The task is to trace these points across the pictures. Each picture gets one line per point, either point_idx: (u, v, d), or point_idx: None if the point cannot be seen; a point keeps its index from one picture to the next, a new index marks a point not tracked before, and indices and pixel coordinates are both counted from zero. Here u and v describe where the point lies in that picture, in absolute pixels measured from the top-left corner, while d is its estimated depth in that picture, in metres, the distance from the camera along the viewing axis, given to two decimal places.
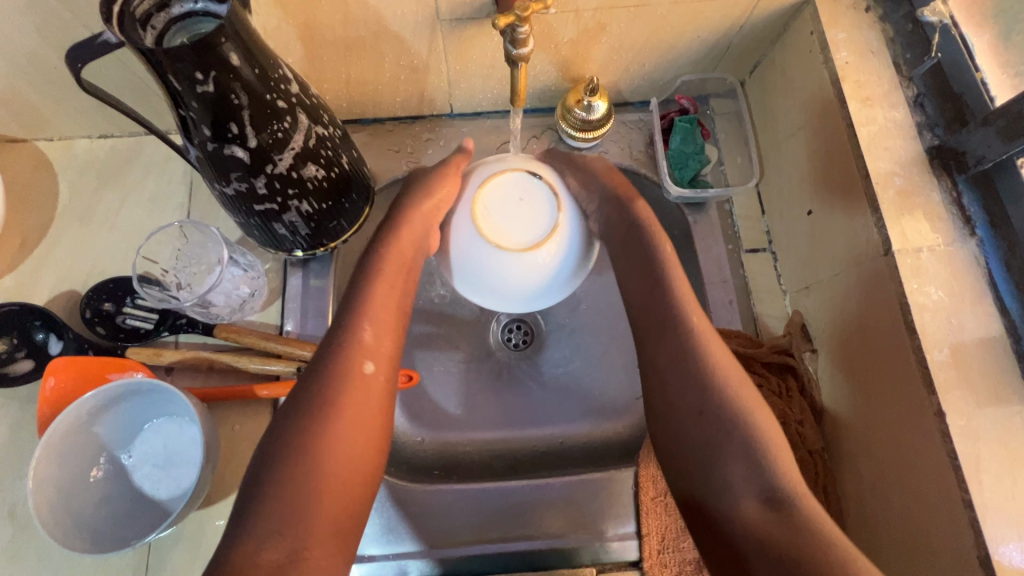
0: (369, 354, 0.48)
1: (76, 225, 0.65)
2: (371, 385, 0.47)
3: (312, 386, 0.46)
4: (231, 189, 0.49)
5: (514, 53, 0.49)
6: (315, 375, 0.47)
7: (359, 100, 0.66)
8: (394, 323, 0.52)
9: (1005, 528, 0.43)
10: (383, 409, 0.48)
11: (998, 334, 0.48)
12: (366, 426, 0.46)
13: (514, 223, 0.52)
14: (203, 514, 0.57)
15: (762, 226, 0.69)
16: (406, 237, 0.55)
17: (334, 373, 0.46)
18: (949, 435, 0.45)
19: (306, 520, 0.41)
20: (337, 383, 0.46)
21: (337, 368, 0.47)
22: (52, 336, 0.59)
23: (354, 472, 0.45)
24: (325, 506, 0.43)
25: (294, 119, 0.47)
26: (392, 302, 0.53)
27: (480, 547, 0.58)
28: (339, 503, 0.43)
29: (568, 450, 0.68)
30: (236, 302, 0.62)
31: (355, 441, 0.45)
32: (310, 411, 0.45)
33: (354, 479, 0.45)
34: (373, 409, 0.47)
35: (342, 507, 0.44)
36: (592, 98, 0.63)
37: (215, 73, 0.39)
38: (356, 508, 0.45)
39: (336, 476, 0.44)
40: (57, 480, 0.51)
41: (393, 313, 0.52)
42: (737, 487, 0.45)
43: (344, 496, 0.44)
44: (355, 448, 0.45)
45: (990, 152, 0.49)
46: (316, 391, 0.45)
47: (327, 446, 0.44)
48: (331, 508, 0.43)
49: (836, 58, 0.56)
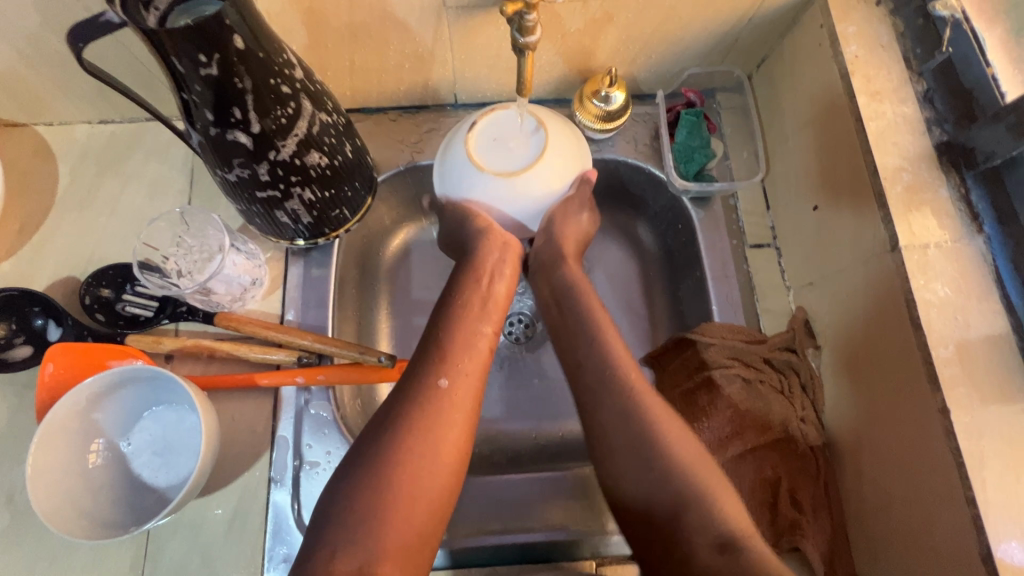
0: (447, 372, 0.50)
1: (76, 211, 0.64)
2: (449, 403, 0.48)
3: (393, 407, 0.48)
4: (233, 175, 0.48)
5: (521, 41, 0.47)
6: (394, 399, 0.48)
7: (363, 88, 0.65)
8: (480, 346, 0.53)
9: (1008, 526, 0.43)
10: (468, 429, 0.48)
11: (1005, 332, 0.47)
12: (450, 445, 0.47)
13: (500, 154, 0.53)
14: (202, 503, 0.56)
15: (767, 221, 0.68)
16: (488, 263, 0.56)
17: (414, 393, 0.48)
18: (953, 431, 0.45)
19: (376, 534, 0.42)
20: (414, 404, 0.47)
21: (414, 389, 0.48)
22: (50, 322, 0.58)
23: (433, 492, 0.45)
24: (399, 520, 0.43)
25: (298, 105, 0.46)
26: (474, 327, 0.54)
27: (482, 539, 0.57)
28: (419, 522, 0.44)
29: (569, 444, 0.67)
30: (237, 291, 0.61)
31: (436, 459, 0.46)
32: (384, 432, 0.46)
33: (437, 495, 0.45)
34: (456, 428, 0.48)
35: (416, 525, 0.44)
36: (610, 88, 0.63)
37: (218, 55, 0.39)
38: (436, 526, 0.45)
39: (414, 492, 0.44)
40: (56, 465, 0.51)
41: (477, 334, 0.53)
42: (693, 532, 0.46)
43: (423, 510, 0.44)
44: (438, 467, 0.46)
45: (999, 148, 0.48)
46: (410, 399, 0.48)
47: (399, 465, 0.44)
48: (406, 523, 0.43)
49: (845, 52, 0.56)
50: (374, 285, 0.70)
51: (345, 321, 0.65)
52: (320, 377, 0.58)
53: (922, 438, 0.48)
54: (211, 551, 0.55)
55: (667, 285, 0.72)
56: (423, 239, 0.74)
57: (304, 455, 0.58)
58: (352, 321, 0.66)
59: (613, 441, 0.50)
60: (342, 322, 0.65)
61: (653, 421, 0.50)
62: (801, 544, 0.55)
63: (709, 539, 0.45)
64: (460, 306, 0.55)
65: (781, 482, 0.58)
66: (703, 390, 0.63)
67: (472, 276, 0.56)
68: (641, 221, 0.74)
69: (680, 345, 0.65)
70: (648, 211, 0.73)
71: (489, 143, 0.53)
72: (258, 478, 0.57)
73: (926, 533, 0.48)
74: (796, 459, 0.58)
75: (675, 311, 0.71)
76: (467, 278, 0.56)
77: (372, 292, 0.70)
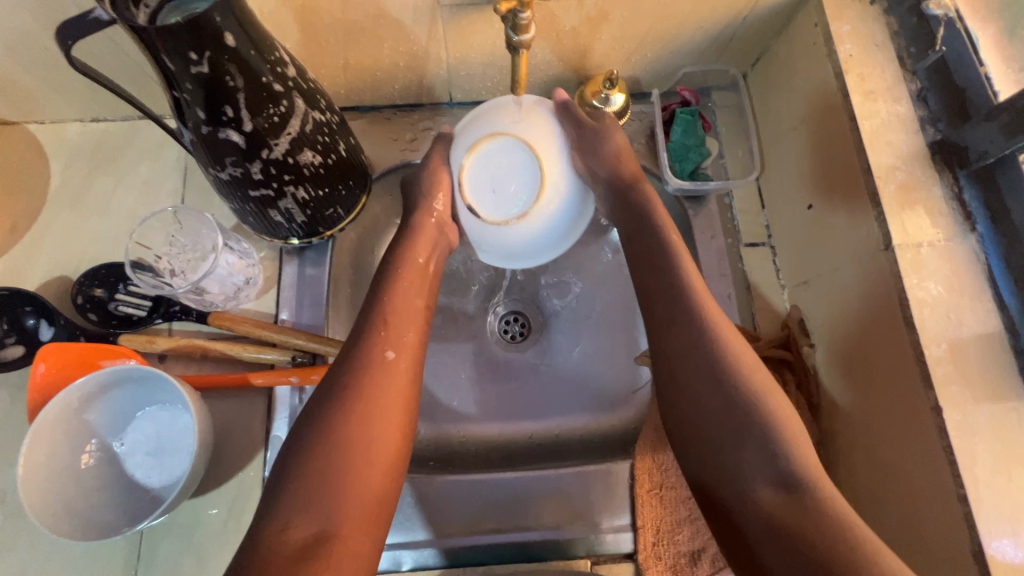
0: (389, 343, 0.49)
1: (68, 210, 0.64)
2: (393, 373, 0.48)
3: (338, 378, 0.47)
4: (225, 174, 0.48)
5: (515, 39, 0.47)
6: (339, 369, 0.48)
7: (357, 86, 0.65)
8: (417, 318, 0.53)
9: (1000, 523, 0.43)
10: (409, 399, 0.49)
11: (997, 330, 0.48)
12: (393, 415, 0.47)
13: (492, 166, 0.52)
14: (196, 503, 0.56)
15: (761, 220, 0.68)
16: (422, 240, 0.56)
17: (357, 362, 0.48)
18: (946, 430, 0.45)
19: (333, 500, 0.42)
20: (357, 373, 0.47)
21: (356, 359, 0.48)
22: (43, 322, 0.58)
23: (383, 458, 0.45)
24: (354, 486, 0.43)
25: (290, 103, 0.46)
26: (412, 300, 0.53)
27: (477, 537, 0.57)
28: (375, 488, 0.44)
29: (565, 442, 0.68)
30: (231, 290, 0.61)
31: (381, 430, 0.46)
32: (334, 403, 0.46)
33: (386, 464, 0.45)
34: (399, 395, 0.48)
35: (374, 495, 0.44)
36: (610, 91, 0.62)
37: (209, 53, 0.39)
38: (390, 492, 0.46)
39: (367, 458, 0.44)
40: (48, 466, 0.51)
41: (412, 306, 0.53)
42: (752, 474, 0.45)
43: (376, 479, 0.44)
44: (386, 434, 0.46)
45: (992, 147, 0.49)
46: (349, 369, 0.47)
47: (350, 432, 0.44)
48: (363, 488, 0.44)
49: (839, 51, 0.56)
50: None
51: (339, 320, 0.65)
52: (314, 377, 0.58)
53: (917, 432, 0.48)
54: (205, 551, 0.55)
55: None
56: None
57: None
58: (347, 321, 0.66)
59: (686, 385, 0.49)
60: (336, 321, 0.64)
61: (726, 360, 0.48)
62: None
63: (772, 472, 0.44)
64: (399, 279, 0.54)
65: None
66: None
67: (408, 250, 0.55)
68: None
69: None
70: None
71: (493, 189, 0.52)
72: (252, 478, 0.57)
73: (920, 528, 0.48)
74: None
75: None
76: (405, 250, 0.55)
77: None
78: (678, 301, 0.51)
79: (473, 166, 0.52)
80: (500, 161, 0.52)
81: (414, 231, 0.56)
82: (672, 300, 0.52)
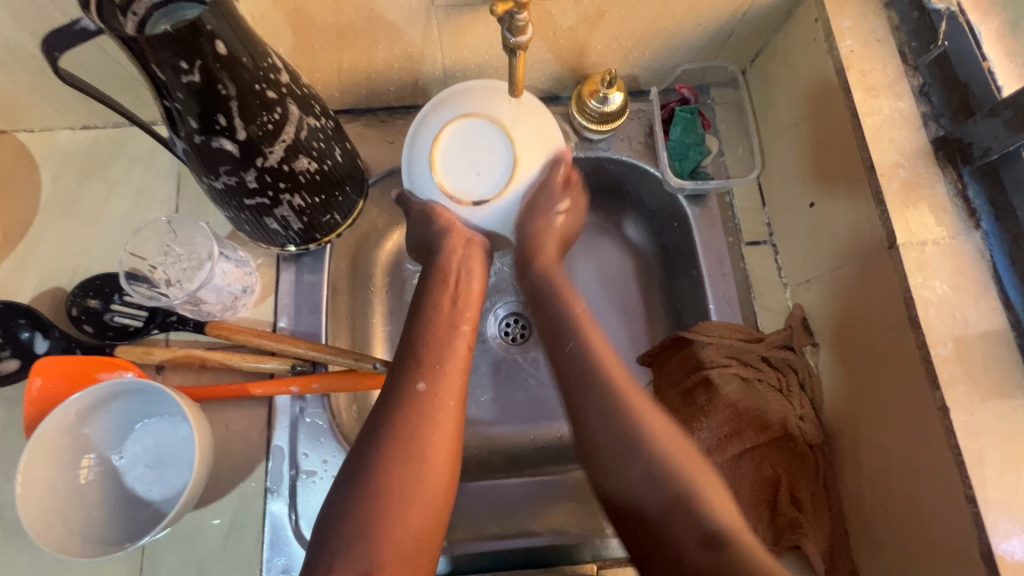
0: (424, 374, 0.50)
1: (60, 220, 0.63)
2: (430, 403, 0.49)
3: (376, 414, 0.48)
4: (220, 183, 0.47)
5: (512, 41, 0.45)
6: (372, 414, 0.49)
7: (351, 89, 0.64)
8: (459, 348, 0.54)
9: (1009, 523, 0.43)
10: (455, 428, 0.49)
11: (1003, 328, 0.47)
12: (438, 447, 0.47)
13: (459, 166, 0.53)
14: (199, 515, 0.56)
15: (763, 218, 0.68)
16: (454, 265, 0.57)
17: (394, 397, 0.49)
18: (952, 429, 0.45)
19: (368, 540, 0.43)
20: (393, 406, 0.48)
21: (392, 393, 0.49)
22: (37, 335, 0.57)
23: (426, 496, 0.46)
24: (393, 529, 0.44)
25: (284, 110, 0.45)
26: (444, 327, 0.54)
27: (483, 544, 0.56)
28: (415, 529, 0.45)
29: (568, 445, 0.67)
30: (228, 299, 0.60)
31: (423, 464, 0.46)
32: (370, 439, 0.47)
33: (428, 498, 0.46)
34: (441, 428, 0.48)
35: (413, 532, 0.45)
36: (609, 90, 0.61)
37: (200, 63, 0.38)
38: (432, 530, 0.46)
39: (404, 495, 0.45)
40: (49, 483, 0.50)
41: (453, 334, 0.54)
42: (678, 532, 0.48)
43: (418, 516, 0.45)
44: (427, 471, 0.46)
45: (996, 143, 0.48)
46: (388, 404, 0.48)
47: (385, 470, 0.45)
48: (402, 527, 0.44)
49: (841, 47, 0.55)
50: (368, 289, 0.70)
51: (338, 327, 0.64)
52: (315, 386, 0.57)
53: (926, 443, 0.47)
54: (208, 563, 0.55)
55: (664, 282, 0.72)
56: (395, 267, 0.72)
57: (300, 465, 0.57)
58: (347, 327, 0.65)
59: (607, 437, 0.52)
60: (336, 328, 0.64)
61: (636, 418, 0.52)
62: (801, 543, 0.54)
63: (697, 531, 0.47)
64: (432, 312, 0.55)
65: (780, 480, 0.57)
66: (701, 389, 0.62)
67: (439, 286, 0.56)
68: (637, 217, 0.73)
69: (677, 344, 0.65)
70: (643, 208, 0.72)
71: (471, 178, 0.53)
72: (255, 489, 0.56)
73: (928, 544, 0.47)
74: (796, 459, 0.58)
75: (672, 309, 0.71)
76: (439, 277, 0.57)
77: (366, 296, 0.69)
78: (590, 363, 0.56)
79: (450, 175, 0.53)
80: (458, 148, 0.52)
81: (439, 255, 0.57)
82: (597, 386, 0.54)
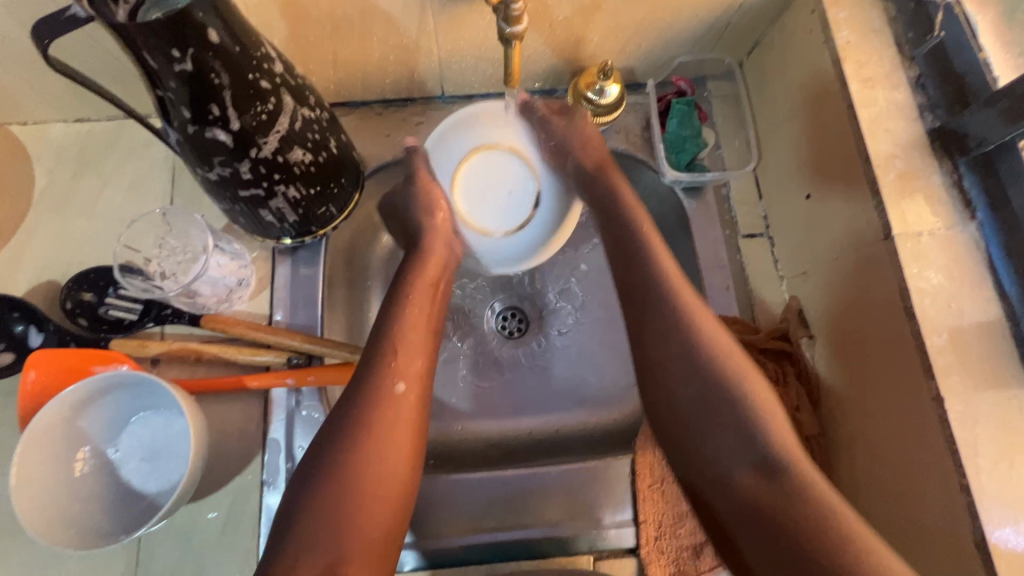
0: (400, 374, 0.50)
1: (53, 214, 0.63)
2: (402, 403, 0.48)
3: (345, 409, 0.47)
4: (214, 174, 0.47)
5: (508, 31, 0.46)
6: (340, 406, 0.48)
7: (347, 81, 0.64)
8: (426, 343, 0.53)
9: (1003, 512, 0.43)
10: (417, 428, 0.49)
11: (998, 319, 0.47)
12: (403, 448, 0.47)
13: (485, 202, 0.66)
14: (194, 508, 0.56)
15: (759, 211, 0.68)
16: (432, 265, 0.58)
17: (365, 394, 0.48)
18: (947, 420, 0.45)
19: (335, 538, 0.43)
20: (368, 403, 0.47)
21: (363, 389, 0.48)
22: (32, 328, 0.57)
23: (390, 495, 0.46)
24: (359, 528, 0.44)
25: (278, 101, 0.45)
26: (420, 322, 0.54)
27: (478, 536, 0.57)
28: (380, 528, 0.45)
29: (565, 438, 0.67)
30: (223, 292, 0.59)
31: (391, 466, 0.46)
32: (343, 437, 0.46)
33: (393, 498, 0.46)
34: (408, 428, 0.48)
35: (378, 530, 0.45)
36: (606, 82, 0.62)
37: (192, 51, 0.37)
38: (397, 525, 0.46)
39: (375, 494, 0.45)
40: (44, 475, 0.50)
41: (421, 330, 0.53)
42: (730, 460, 0.49)
43: (383, 514, 0.45)
44: (393, 471, 0.46)
45: (991, 134, 0.48)
46: (361, 400, 0.48)
47: (359, 470, 0.45)
48: (367, 527, 0.44)
49: (837, 38, 0.55)
50: (365, 282, 0.70)
51: (334, 320, 0.64)
52: (310, 378, 0.57)
53: (923, 436, 0.47)
54: (204, 556, 0.55)
55: None
56: (391, 261, 0.72)
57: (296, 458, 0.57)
58: (343, 320, 0.65)
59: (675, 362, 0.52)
60: (332, 321, 0.64)
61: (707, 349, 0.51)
62: None
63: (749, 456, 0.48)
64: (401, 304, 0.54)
65: None
66: None
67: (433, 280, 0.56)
68: None
69: None
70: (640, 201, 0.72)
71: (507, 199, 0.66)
72: (250, 482, 0.56)
73: (921, 539, 0.48)
74: None
75: None
76: (418, 273, 0.57)
77: (362, 289, 0.69)
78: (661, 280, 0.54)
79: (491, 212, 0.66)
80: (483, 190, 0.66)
81: (424, 249, 0.59)
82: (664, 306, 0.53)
